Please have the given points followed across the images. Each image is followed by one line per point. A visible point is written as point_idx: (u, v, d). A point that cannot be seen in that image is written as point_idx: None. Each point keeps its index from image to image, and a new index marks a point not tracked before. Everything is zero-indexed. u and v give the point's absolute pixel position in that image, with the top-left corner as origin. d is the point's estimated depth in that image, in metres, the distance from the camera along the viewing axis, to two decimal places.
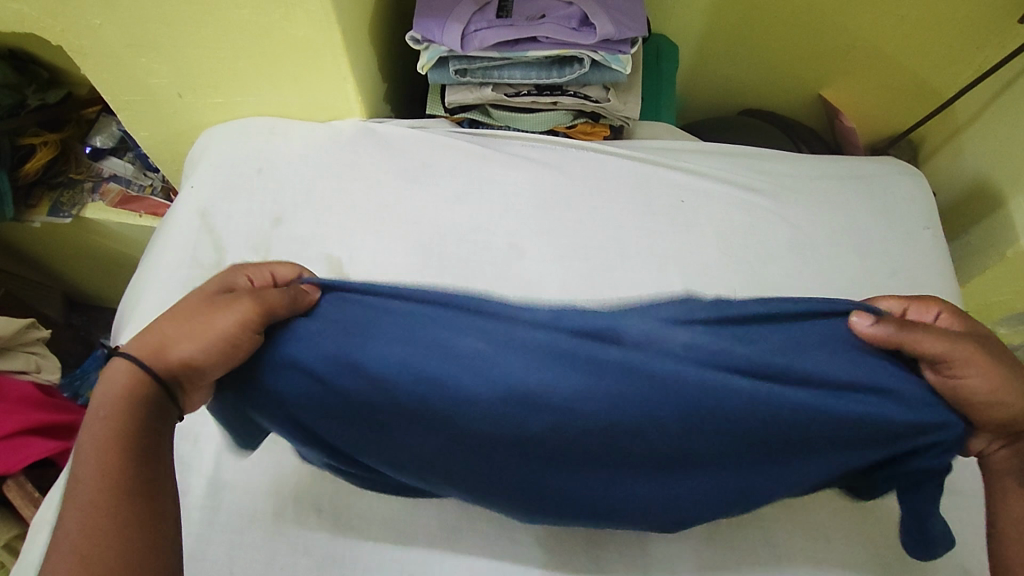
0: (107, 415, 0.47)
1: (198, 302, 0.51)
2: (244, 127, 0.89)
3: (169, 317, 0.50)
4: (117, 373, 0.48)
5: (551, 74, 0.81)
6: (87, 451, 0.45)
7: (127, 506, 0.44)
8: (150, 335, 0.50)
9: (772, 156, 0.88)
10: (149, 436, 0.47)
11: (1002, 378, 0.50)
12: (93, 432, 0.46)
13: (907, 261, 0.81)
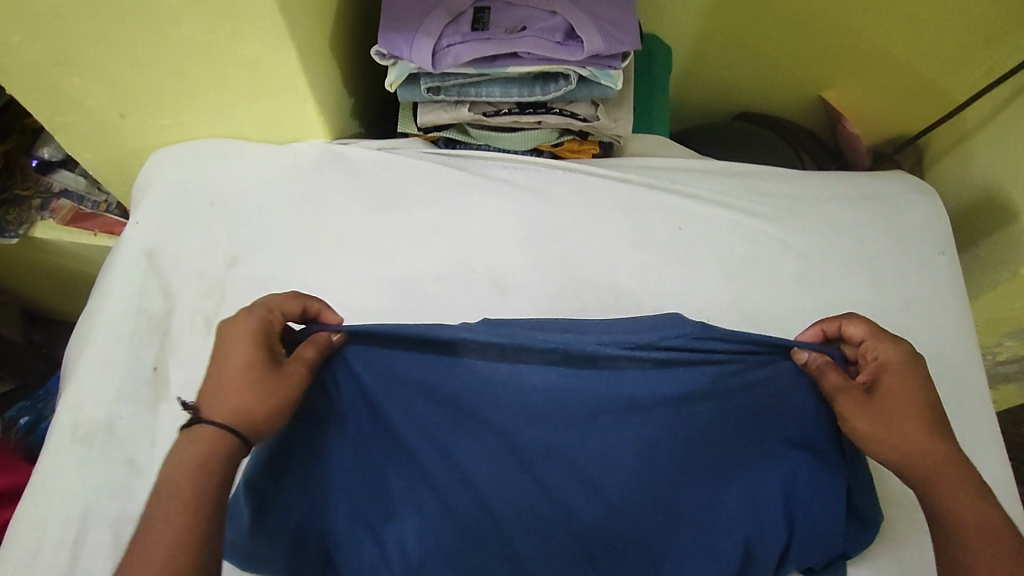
0: (199, 461, 0.48)
1: (248, 357, 0.52)
2: (193, 152, 0.80)
3: (229, 382, 0.51)
4: (196, 437, 0.49)
5: (534, 91, 0.72)
6: (167, 502, 0.46)
7: (206, 549, 0.45)
8: (215, 400, 0.51)
9: (776, 176, 0.81)
10: (223, 481, 0.49)
11: (887, 420, 0.55)
12: (177, 485, 0.47)
13: (922, 291, 0.75)
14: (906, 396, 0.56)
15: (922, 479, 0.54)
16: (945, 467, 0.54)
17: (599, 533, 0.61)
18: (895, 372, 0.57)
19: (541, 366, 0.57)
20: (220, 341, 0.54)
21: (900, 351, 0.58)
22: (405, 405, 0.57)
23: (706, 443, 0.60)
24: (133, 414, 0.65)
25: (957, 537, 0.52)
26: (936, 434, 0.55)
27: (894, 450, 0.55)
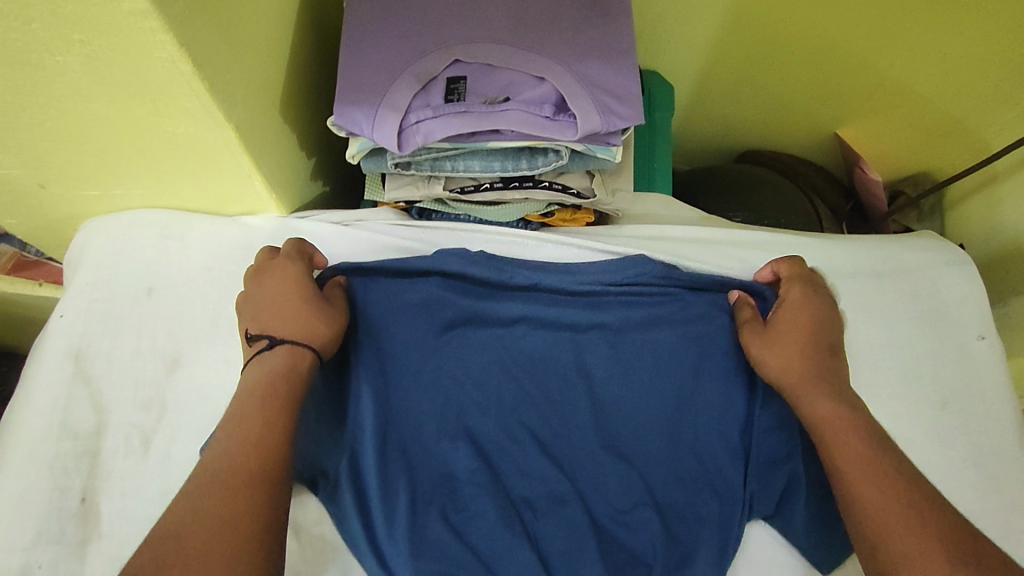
0: (283, 367, 0.54)
1: (290, 282, 0.60)
2: (126, 230, 0.69)
3: (291, 305, 0.58)
4: (278, 352, 0.56)
5: (519, 165, 0.63)
6: (265, 382, 0.54)
7: (282, 420, 0.51)
8: (288, 319, 0.58)
9: (794, 246, 0.72)
10: (302, 374, 0.55)
11: (776, 341, 0.60)
12: (272, 366, 0.55)
13: (959, 384, 0.66)
14: (799, 323, 0.61)
15: (793, 386, 0.58)
16: (816, 378, 0.57)
17: (584, 468, 0.60)
18: (791, 305, 0.63)
19: (523, 299, 0.67)
20: (264, 281, 0.60)
21: (801, 291, 0.64)
22: (407, 326, 0.64)
23: (679, 389, 0.63)
24: (55, 562, 0.56)
25: (824, 435, 0.54)
26: (816, 356, 0.59)
27: (784, 370, 0.58)
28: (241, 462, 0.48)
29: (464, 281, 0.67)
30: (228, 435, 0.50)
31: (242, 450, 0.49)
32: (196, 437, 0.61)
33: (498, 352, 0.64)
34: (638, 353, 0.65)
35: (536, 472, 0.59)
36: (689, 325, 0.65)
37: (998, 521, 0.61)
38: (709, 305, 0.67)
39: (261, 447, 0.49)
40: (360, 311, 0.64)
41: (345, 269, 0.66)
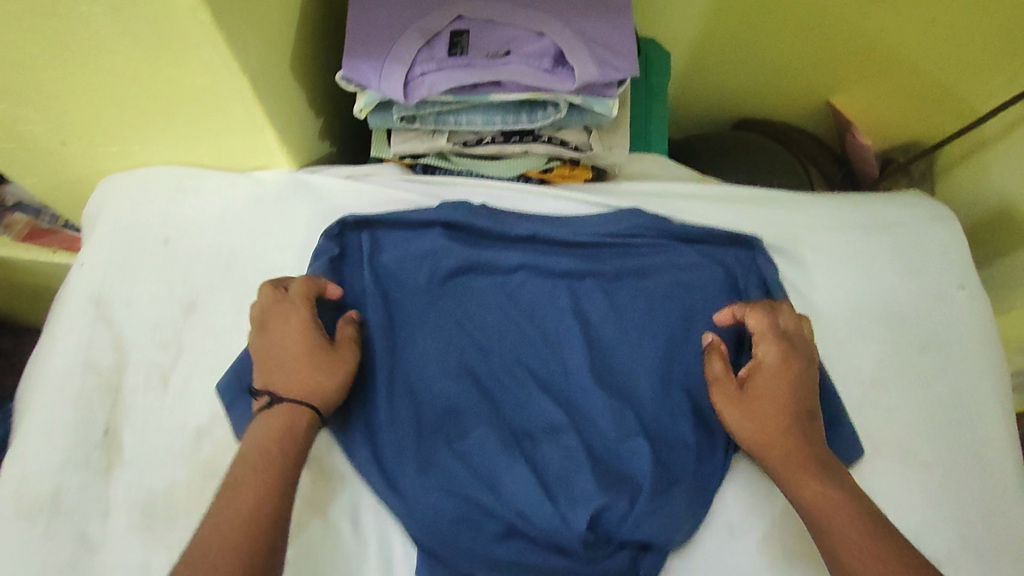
0: (280, 434, 0.53)
1: (296, 337, 0.57)
2: (144, 183, 0.72)
3: (296, 363, 0.56)
4: (277, 416, 0.54)
5: (519, 119, 0.65)
6: (252, 457, 0.51)
7: (268, 503, 0.49)
8: (291, 379, 0.56)
9: (785, 199, 0.75)
10: (294, 445, 0.53)
11: (755, 420, 0.56)
12: (260, 441, 0.52)
13: (942, 331, 0.68)
14: (777, 393, 0.57)
15: (780, 470, 0.55)
16: (804, 461, 0.54)
17: (580, 403, 0.63)
18: (767, 372, 0.58)
19: (523, 248, 0.70)
20: (270, 332, 0.58)
21: (777, 351, 0.58)
22: (414, 273, 0.68)
23: (672, 329, 0.67)
24: (83, 486, 0.60)
25: (814, 521, 0.52)
26: (799, 432, 0.56)
27: (759, 444, 0.56)
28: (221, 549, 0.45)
29: (466, 232, 0.71)
30: (209, 517, 0.48)
31: (222, 534, 0.46)
32: (211, 375, 0.64)
33: (499, 296, 0.68)
34: (632, 298, 0.68)
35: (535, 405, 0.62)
36: (681, 273, 0.69)
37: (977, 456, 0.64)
38: (701, 255, 0.70)
39: (245, 530, 0.47)
40: (370, 262, 0.68)
41: (353, 222, 0.70)
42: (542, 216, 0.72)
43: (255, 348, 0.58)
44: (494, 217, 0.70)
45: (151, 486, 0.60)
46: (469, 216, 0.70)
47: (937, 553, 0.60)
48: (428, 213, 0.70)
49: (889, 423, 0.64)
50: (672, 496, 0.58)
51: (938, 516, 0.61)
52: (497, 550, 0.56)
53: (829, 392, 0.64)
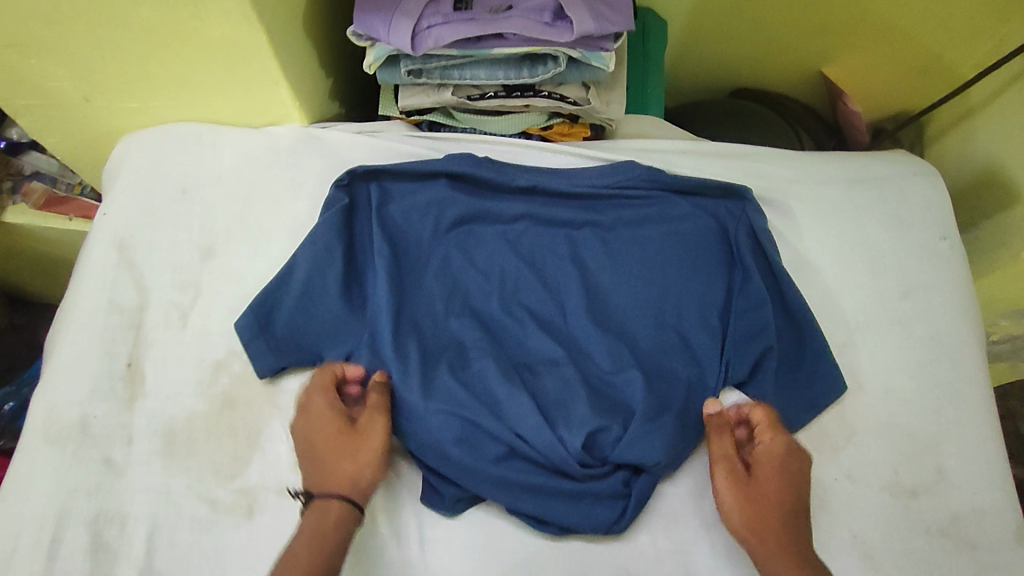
0: (315, 526, 0.55)
1: (323, 432, 0.60)
2: (163, 137, 0.76)
3: (326, 459, 0.59)
4: (313, 511, 0.56)
5: (521, 74, 0.68)
6: (287, 563, 0.53)
7: None
8: (324, 476, 0.58)
9: (776, 156, 0.78)
10: (325, 542, 0.54)
11: (747, 504, 0.58)
12: (298, 541, 0.54)
13: (923, 279, 0.72)
14: (778, 485, 0.59)
15: (765, 556, 0.55)
16: (792, 554, 0.55)
17: (577, 340, 0.67)
18: (771, 465, 0.60)
19: (523, 200, 0.73)
20: (299, 429, 0.61)
21: (784, 446, 0.61)
22: (419, 222, 0.72)
23: (666, 273, 0.70)
24: (107, 413, 0.63)
25: None
26: (790, 524, 0.57)
27: (747, 527, 0.57)
28: None
29: (469, 183, 0.74)
30: None
31: None
32: (228, 314, 0.68)
33: (501, 245, 0.71)
34: (628, 245, 0.71)
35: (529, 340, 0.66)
36: (675, 222, 0.72)
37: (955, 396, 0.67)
38: (694, 205, 0.73)
39: None
40: (379, 212, 0.71)
41: (362, 172, 0.72)
42: (542, 169, 0.74)
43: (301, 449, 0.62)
44: (496, 169, 0.73)
45: (171, 414, 0.64)
46: (472, 169, 0.73)
47: (914, 482, 0.63)
48: (432, 164, 0.72)
49: (869, 362, 0.68)
50: (664, 420, 0.62)
51: (915, 447, 0.65)
52: (499, 470, 0.60)
53: (814, 330, 0.67)
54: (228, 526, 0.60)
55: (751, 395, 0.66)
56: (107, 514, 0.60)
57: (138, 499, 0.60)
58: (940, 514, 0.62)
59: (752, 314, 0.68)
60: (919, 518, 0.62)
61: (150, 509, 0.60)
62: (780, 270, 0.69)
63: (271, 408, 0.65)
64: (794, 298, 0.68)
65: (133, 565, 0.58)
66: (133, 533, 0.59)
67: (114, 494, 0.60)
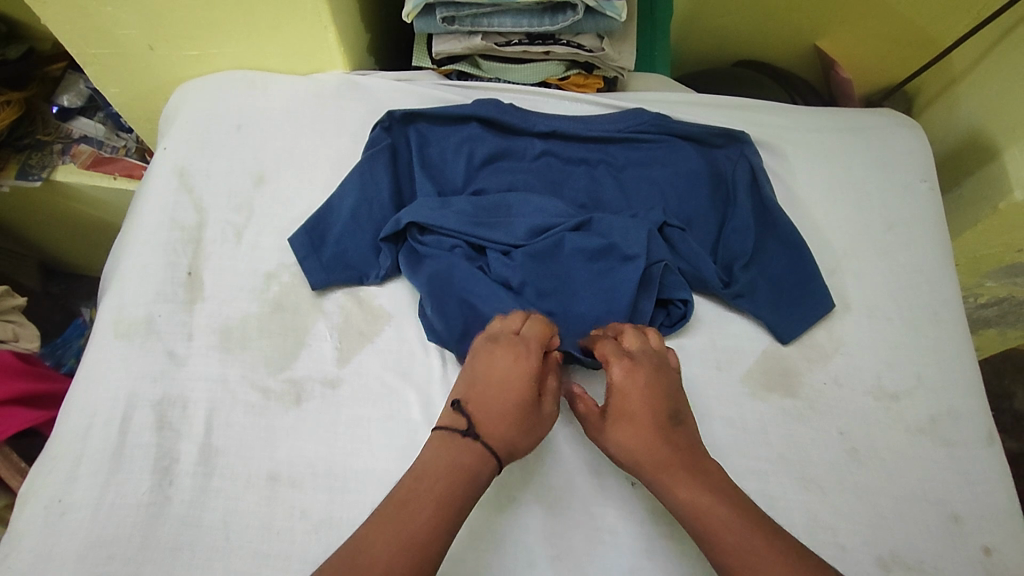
0: (470, 455, 0.56)
1: (519, 393, 0.59)
2: (218, 82, 0.84)
3: (508, 415, 0.59)
4: (467, 443, 0.57)
5: (543, 22, 0.76)
6: (439, 474, 0.55)
7: (431, 521, 0.52)
8: (492, 421, 0.58)
9: (771, 107, 0.85)
10: (476, 472, 0.56)
11: (627, 440, 0.59)
12: (452, 455, 0.56)
13: (904, 214, 0.79)
14: (636, 407, 0.60)
15: (656, 480, 0.57)
16: (679, 471, 0.57)
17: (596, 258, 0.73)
18: (620, 393, 0.61)
19: (542, 142, 0.80)
20: (494, 362, 0.61)
21: (622, 373, 0.61)
22: (452, 159, 0.79)
23: (670, 204, 0.77)
24: (171, 313, 0.70)
25: (701, 529, 0.54)
26: (661, 438, 0.58)
27: (629, 456, 0.59)
28: (387, 541, 0.50)
29: (494, 125, 0.80)
30: (395, 515, 0.52)
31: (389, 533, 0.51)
32: (277, 233, 0.75)
33: (525, 180, 0.78)
34: (637, 181, 0.79)
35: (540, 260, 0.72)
36: (679, 160, 0.79)
37: (933, 314, 0.73)
38: (695, 146, 0.80)
39: (407, 537, 0.51)
40: (416, 151, 0.79)
41: (401, 116, 0.79)
42: (559, 116, 0.82)
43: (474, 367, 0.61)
44: (517, 114, 0.80)
45: (227, 315, 0.71)
46: (499, 113, 0.80)
47: (895, 386, 0.69)
48: (456, 107, 0.80)
49: (856, 283, 0.74)
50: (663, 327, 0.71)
51: (897, 356, 0.71)
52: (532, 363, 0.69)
53: (806, 252, 0.74)
54: (278, 411, 0.66)
55: (748, 313, 0.73)
56: (169, 397, 0.66)
57: (197, 387, 0.67)
58: (921, 415, 0.68)
59: (748, 240, 0.75)
60: (901, 420, 0.68)
61: (209, 394, 0.67)
62: (771, 202, 0.77)
63: (316, 312, 0.72)
64: (787, 226, 0.75)
65: (194, 441, 0.64)
66: (194, 414, 0.66)
67: (176, 383, 0.67)
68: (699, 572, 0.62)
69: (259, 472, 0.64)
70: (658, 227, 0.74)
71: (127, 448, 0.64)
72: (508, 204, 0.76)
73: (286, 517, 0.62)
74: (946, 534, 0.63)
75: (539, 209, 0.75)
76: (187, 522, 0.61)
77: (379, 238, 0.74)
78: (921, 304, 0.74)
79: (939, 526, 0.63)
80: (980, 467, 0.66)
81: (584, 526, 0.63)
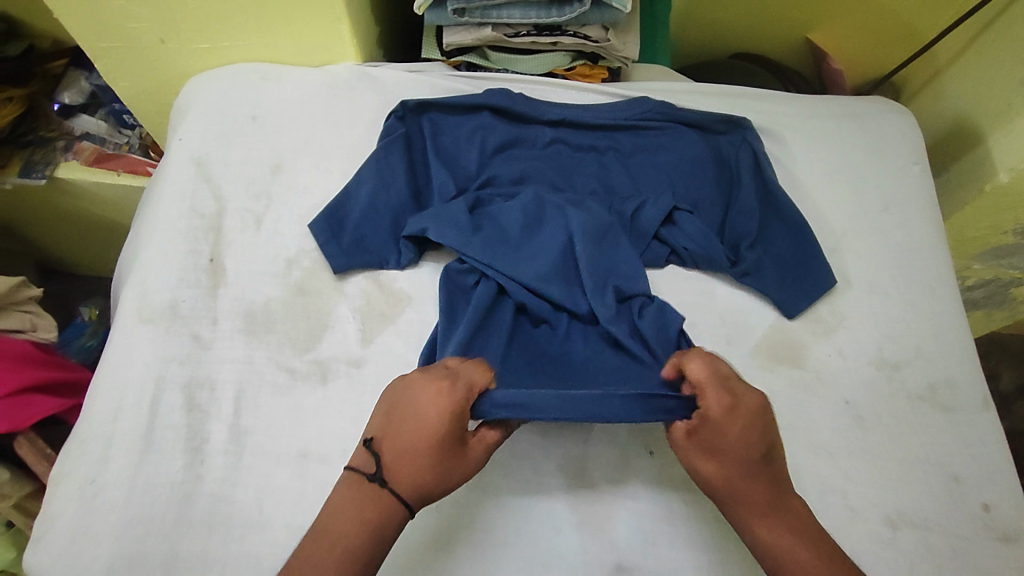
0: (377, 510, 0.54)
1: (428, 439, 0.55)
2: (231, 75, 0.86)
3: (416, 459, 0.55)
4: (373, 493, 0.55)
5: (551, 14, 0.79)
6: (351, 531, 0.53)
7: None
8: (399, 466, 0.55)
9: (770, 95, 0.89)
10: (388, 523, 0.54)
11: (716, 468, 0.57)
12: (362, 508, 0.54)
13: (898, 195, 0.82)
14: (729, 441, 0.57)
15: (735, 512, 0.57)
16: (757, 507, 0.56)
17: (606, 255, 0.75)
18: (712, 423, 0.58)
19: (552, 130, 0.83)
20: (412, 400, 0.56)
21: (721, 405, 0.58)
22: (467, 148, 0.81)
23: (677, 188, 0.80)
24: (195, 298, 0.72)
25: (773, 563, 0.55)
26: (748, 474, 0.56)
27: (710, 484, 0.58)
28: None
29: (506, 114, 0.83)
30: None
31: None
32: (296, 219, 0.77)
33: (540, 171, 0.81)
34: (647, 167, 0.81)
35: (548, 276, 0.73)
36: (686, 148, 0.81)
37: (928, 289, 0.77)
38: (700, 131, 0.83)
39: None
40: (430, 139, 0.81)
41: (414, 105, 0.81)
42: (568, 105, 0.84)
43: (393, 403, 0.57)
44: (528, 103, 0.82)
45: (250, 299, 0.72)
46: (511, 102, 0.82)
47: (895, 356, 0.73)
48: (469, 97, 0.82)
49: (855, 261, 0.78)
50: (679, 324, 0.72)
51: (896, 329, 0.74)
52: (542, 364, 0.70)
53: (808, 230, 0.77)
54: (304, 391, 0.68)
55: (754, 289, 0.76)
56: (197, 379, 0.68)
57: (224, 368, 0.69)
58: (920, 383, 0.72)
59: (752, 221, 0.78)
60: (901, 388, 0.71)
61: (236, 376, 0.68)
62: (773, 183, 0.80)
63: (337, 295, 0.73)
64: (789, 207, 0.79)
65: (223, 422, 0.66)
66: (222, 395, 0.67)
67: (203, 366, 0.69)
68: (716, 535, 0.64)
69: (288, 449, 0.65)
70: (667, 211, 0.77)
71: (157, 429, 0.65)
72: (524, 211, 0.76)
73: (317, 491, 0.64)
74: (946, 493, 0.66)
75: (553, 218, 0.76)
76: (221, 498, 0.63)
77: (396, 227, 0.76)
78: (917, 279, 0.77)
79: (940, 486, 0.66)
80: (977, 431, 0.70)
81: (605, 493, 0.65)
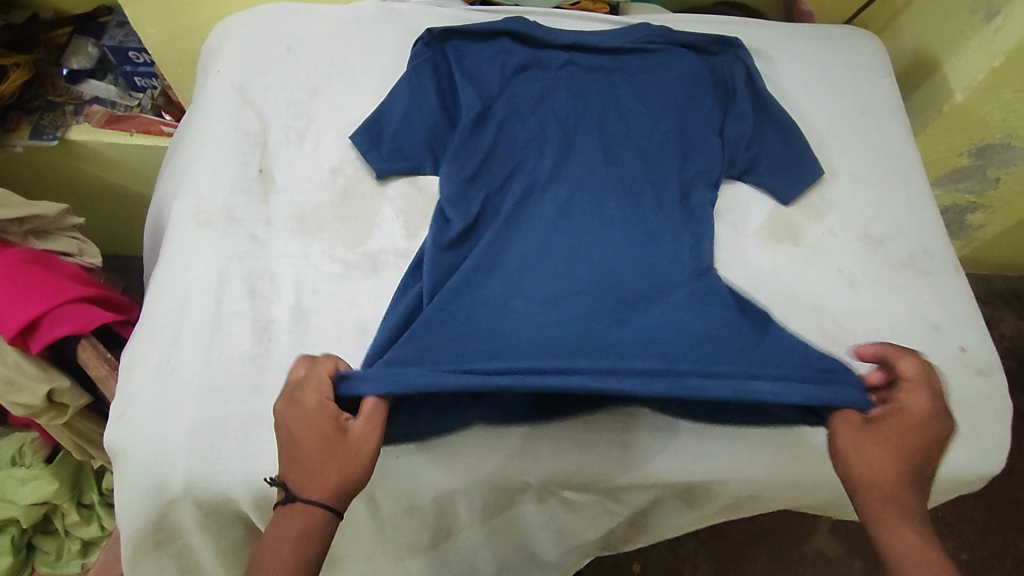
0: (300, 521, 0.55)
1: (309, 435, 0.56)
2: (261, 12, 0.92)
3: (309, 460, 0.56)
4: (291, 509, 0.55)
5: None
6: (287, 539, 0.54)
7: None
8: (300, 473, 0.56)
9: (755, 23, 0.99)
10: (316, 520, 0.55)
11: (882, 458, 0.59)
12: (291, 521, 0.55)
13: (872, 103, 0.93)
14: (909, 435, 0.60)
15: (878, 507, 0.59)
16: (902, 507, 0.58)
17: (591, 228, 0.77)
18: (908, 419, 0.60)
19: (564, 54, 0.90)
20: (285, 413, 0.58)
21: (925, 404, 0.60)
22: (489, 72, 0.87)
23: (683, 99, 0.88)
24: (248, 204, 0.77)
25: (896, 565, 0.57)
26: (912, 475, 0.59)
27: (865, 473, 0.60)
28: None
29: (523, 39, 0.90)
30: None
31: None
32: (336, 134, 0.83)
33: (553, 115, 0.86)
34: (654, 84, 0.89)
35: (539, 241, 0.76)
36: (688, 67, 0.90)
37: (904, 179, 0.87)
38: (698, 50, 0.92)
39: None
40: (455, 61, 0.87)
41: (439, 32, 0.87)
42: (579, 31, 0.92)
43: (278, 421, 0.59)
44: (542, 30, 0.90)
45: (300, 203, 0.78)
46: (527, 28, 0.89)
47: (878, 234, 0.83)
48: (489, 23, 0.88)
49: (839, 157, 0.88)
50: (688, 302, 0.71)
51: (877, 211, 0.84)
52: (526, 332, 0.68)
53: (797, 130, 0.87)
54: (358, 279, 0.74)
55: (753, 183, 0.85)
56: (257, 272, 0.73)
57: (282, 262, 0.74)
58: (902, 253, 0.82)
59: (751, 124, 0.86)
60: (886, 259, 0.81)
61: (294, 268, 0.74)
62: (764, 92, 0.89)
63: (380, 197, 0.80)
64: (779, 112, 0.88)
65: (287, 305, 0.72)
66: (283, 284, 0.73)
67: (262, 260, 0.74)
68: None
69: (349, 329, 0.71)
70: (674, 119, 0.86)
71: (225, 315, 0.71)
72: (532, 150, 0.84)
73: None
74: (929, 340, 0.76)
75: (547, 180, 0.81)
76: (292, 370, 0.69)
77: (429, 138, 0.81)
78: (893, 171, 0.88)
79: (924, 334, 0.76)
80: (952, 291, 0.80)
81: None
